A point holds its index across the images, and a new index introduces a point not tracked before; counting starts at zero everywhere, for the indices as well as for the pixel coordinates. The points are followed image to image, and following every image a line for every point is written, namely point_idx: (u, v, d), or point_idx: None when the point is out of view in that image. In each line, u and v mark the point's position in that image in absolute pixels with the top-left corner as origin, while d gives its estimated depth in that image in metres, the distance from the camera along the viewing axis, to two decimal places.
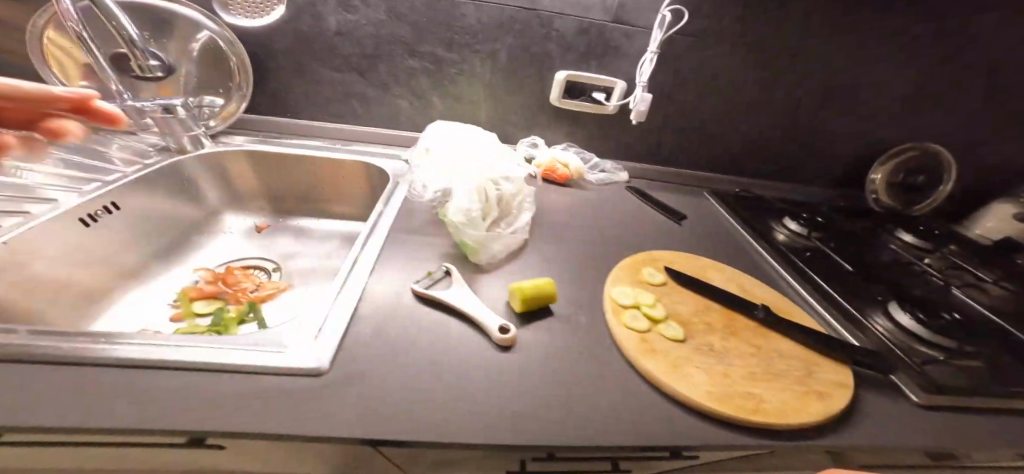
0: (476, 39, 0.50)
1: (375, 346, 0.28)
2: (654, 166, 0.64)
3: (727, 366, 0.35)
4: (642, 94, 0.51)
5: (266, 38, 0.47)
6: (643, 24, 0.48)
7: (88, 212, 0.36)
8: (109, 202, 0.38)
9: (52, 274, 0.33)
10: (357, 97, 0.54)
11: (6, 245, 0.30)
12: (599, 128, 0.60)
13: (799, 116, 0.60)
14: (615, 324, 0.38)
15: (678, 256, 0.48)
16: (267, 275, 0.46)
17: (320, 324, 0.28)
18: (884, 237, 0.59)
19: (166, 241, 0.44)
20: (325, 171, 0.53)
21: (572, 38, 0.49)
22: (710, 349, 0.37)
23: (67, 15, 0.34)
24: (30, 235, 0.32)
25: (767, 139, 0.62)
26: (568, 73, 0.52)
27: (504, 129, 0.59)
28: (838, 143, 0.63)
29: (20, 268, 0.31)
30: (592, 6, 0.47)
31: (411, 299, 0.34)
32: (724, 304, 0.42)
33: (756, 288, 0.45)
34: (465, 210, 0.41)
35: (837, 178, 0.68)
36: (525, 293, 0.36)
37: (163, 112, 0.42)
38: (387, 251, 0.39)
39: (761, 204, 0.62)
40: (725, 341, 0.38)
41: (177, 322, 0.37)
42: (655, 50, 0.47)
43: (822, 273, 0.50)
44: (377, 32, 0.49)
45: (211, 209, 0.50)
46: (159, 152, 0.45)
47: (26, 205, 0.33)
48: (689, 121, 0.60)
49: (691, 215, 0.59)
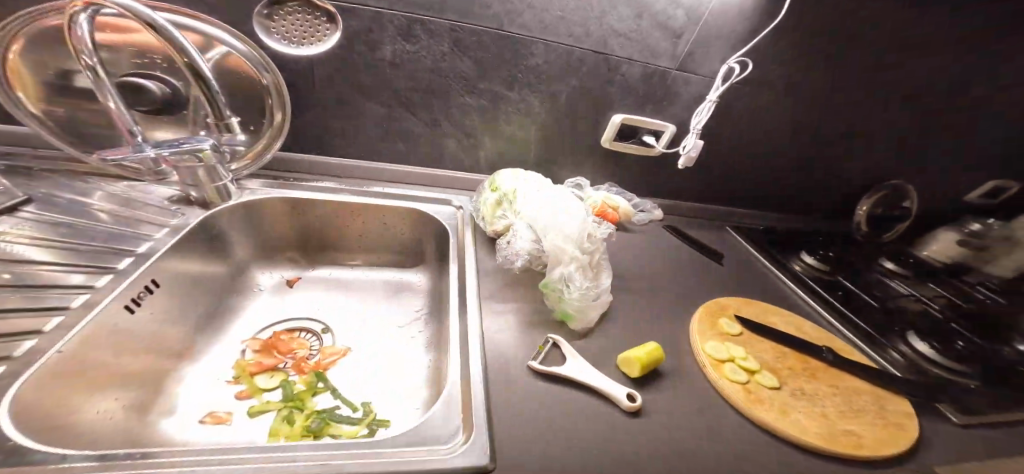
0: (541, 78, 0.47)
1: (514, 427, 0.29)
2: (684, 204, 0.67)
3: (824, 411, 0.37)
4: (694, 141, 0.52)
5: (308, 68, 0.41)
6: (702, 73, 0.50)
7: (133, 297, 0.32)
8: (150, 280, 0.34)
9: (106, 368, 0.30)
10: (402, 133, 0.49)
11: (62, 354, 0.26)
12: (641, 169, 0.61)
13: (814, 160, 0.65)
14: (717, 376, 0.38)
15: (741, 301, 0.50)
16: (318, 339, 0.43)
17: (453, 409, 0.30)
18: (875, 265, 0.68)
19: (202, 307, 0.40)
20: (367, 218, 0.49)
21: (635, 82, 0.49)
22: (803, 395, 0.39)
23: (84, 49, 0.28)
24: (82, 339, 0.28)
25: (781, 179, 0.68)
26: (624, 116, 0.52)
27: (551, 168, 0.57)
28: (839, 183, 0.71)
29: (76, 373, 0.27)
30: (660, 53, 0.47)
31: (529, 376, 0.34)
32: (796, 348, 0.44)
33: (811, 327, 0.48)
34: (566, 277, 0.38)
35: (831, 213, 0.76)
36: (641, 362, 0.36)
37: (196, 162, 0.37)
38: (479, 307, 0.40)
39: (778, 239, 0.68)
40: (812, 384, 0.40)
41: (242, 401, 0.35)
42: (715, 100, 0.49)
43: (850, 306, 0.55)
44: (436, 65, 0.44)
45: (239, 266, 0.46)
46: (184, 206, 0.41)
47: (58, 296, 0.29)
48: (721, 163, 0.63)
49: (729, 255, 0.61)
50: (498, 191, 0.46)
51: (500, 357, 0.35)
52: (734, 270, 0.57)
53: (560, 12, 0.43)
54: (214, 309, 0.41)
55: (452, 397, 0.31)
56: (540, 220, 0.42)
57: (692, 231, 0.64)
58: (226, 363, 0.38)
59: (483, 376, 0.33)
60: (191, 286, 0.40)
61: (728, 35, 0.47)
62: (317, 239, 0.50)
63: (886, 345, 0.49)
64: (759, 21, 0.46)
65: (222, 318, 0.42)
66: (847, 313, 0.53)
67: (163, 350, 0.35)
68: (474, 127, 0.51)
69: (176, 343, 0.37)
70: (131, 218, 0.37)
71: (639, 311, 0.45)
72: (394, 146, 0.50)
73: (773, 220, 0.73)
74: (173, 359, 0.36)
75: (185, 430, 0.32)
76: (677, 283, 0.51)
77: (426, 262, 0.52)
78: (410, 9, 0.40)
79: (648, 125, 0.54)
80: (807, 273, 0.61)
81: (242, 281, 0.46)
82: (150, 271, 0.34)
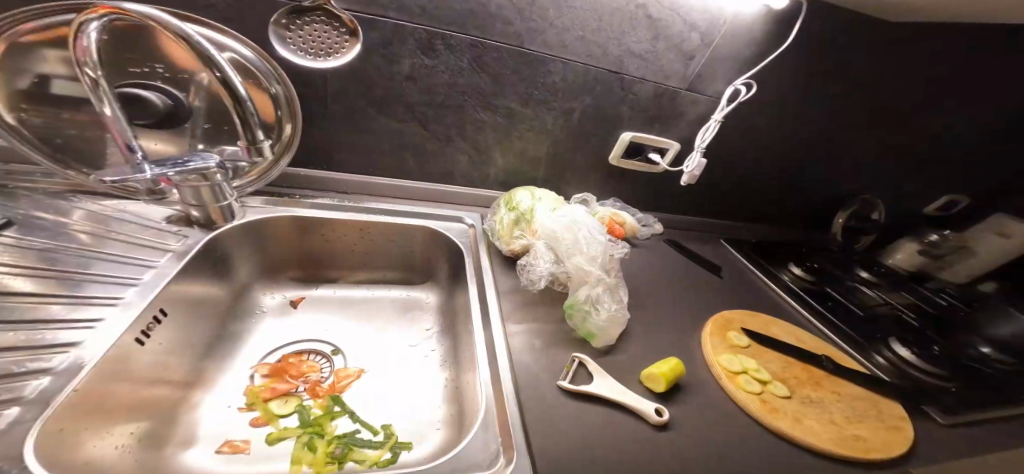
0: (556, 95, 0.48)
1: (557, 451, 0.29)
2: (682, 218, 0.69)
3: (833, 419, 0.39)
4: (699, 159, 0.54)
5: (323, 80, 0.39)
6: (707, 94, 0.52)
7: (141, 329, 0.30)
8: (158, 309, 0.32)
9: (113, 406, 0.27)
10: (414, 148, 0.48)
11: (77, 393, 0.24)
12: (644, 184, 0.63)
13: (798, 177, 0.70)
14: (735, 388, 0.39)
15: (745, 312, 0.52)
16: (329, 363, 0.41)
17: (494, 430, 0.29)
18: (854, 272, 0.72)
19: (204, 333, 0.38)
20: (376, 235, 0.48)
21: (646, 101, 0.51)
22: (812, 403, 0.41)
23: (88, 56, 0.27)
24: (92, 379, 0.26)
25: (770, 195, 0.72)
26: (633, 134, 0.54)
27: (560, 184, 0.58)
28: (818, 198, 0.76)
29: (86, 416, 0.25)
30: (671, 74, 0.49)
31: (560, 396, 0.34)
32: (800, 358, 0.46)
33: (809, 336, 0.51)
34: (593, 297, 0.38)
35: (810, 225, 0.81)
36: (665, 377, 0.36)
37: (201, 180, 0.35)
38: (503, 328, 0.39)
39: (768, 251, 0.71)
40: (818, 392, 0.42)
41: (257, 428, 0.33)
42: (720, 119, 0.51)
43: (839, 313, 0.59)
44: (455, 80, 0.44)
45: (240, 287, 0.43)
46: (187, 227, 0.38)
47: (61, 332, 0.26)
48: (717, 179, 0.66)
49: (726, 266, 0.63)
50: (516, 209, 0.46)
51: (530, 379, 0.35)
52: (733, 282, 0.60)
53: (579, 33, 0.43)
54: (216, 335, 0.39)
55: (491, 419, 0.30)
56: (561, 238, 0.42)
57: (691, 243, 0.66)
58: (236, 391, 0.36)
59: (518, 398, 0.32)
60: (193, 311, 0.37)
61: (734, 59, 0.49)
62: (321, 258, 0.48)
63: (873, 350, 0.53)
64: (762, 48, 0.49)
65: (224, 345, 0.39)
66: (836, 320, 0.57)
67: (161, 385, 0.32)
68: (486, 142, 0.50)
69: (173, 377, 0.33)
70: (128, 241, 0.35)
71: (655, 326, 0.46)
72: (405, 161, 0.49)
73: (762, 233, 0.77)
74: (171, 394, 0.33)
75: (205, 462, 0.30)
76: (685, 297, 0.52)
77: (435, 279, 0.51)
78: (433, 24, 0.39)
79: (655, 142, 0.55)
80: (797, 282, 0.64)
81: (242, 304, 0.43)
82: (158, 299, 0.32)
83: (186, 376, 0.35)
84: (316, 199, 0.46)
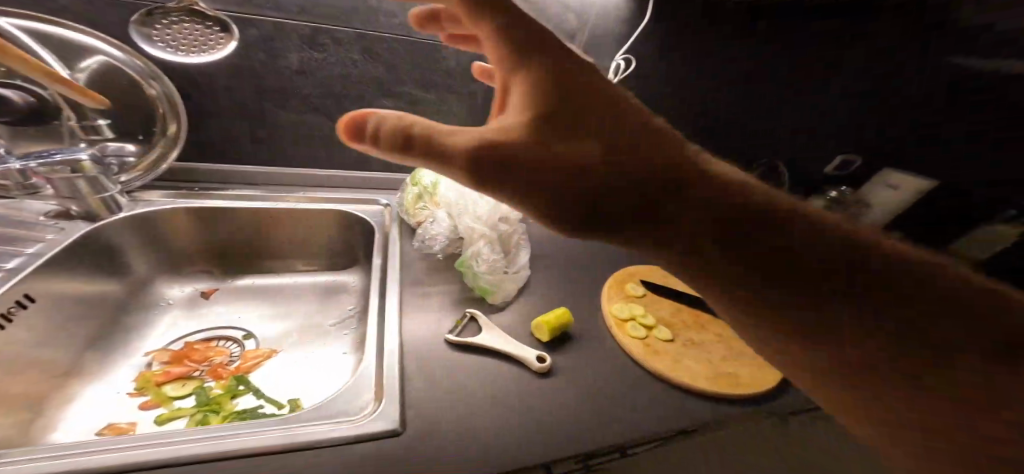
0: (453, 80, 0.51)
1: (432, 401, 0.31)
2: None
3: (710, 355, 0.43)
4: None
5: (207, 75, 0.41)
6: (598, 70, 0.58)
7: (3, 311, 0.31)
8: (23, 295, 0.32)
9: None
10: (320, 137, 0.50)
11: None
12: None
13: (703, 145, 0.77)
14: (622, 335, 0.43)
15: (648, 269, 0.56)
16: (239, 346, 0.42)
17: (372, 385, 0.31)
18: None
19: (92, 326, 0.38)
20: (286, 223, 0.49)
21: None
22: (693, 343, 0.45)
23: None
24: None
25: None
26: None
27: None
28: None
29: None
30: None
31: (448, 349, 0.36)
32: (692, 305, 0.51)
33: None
34: (477, 254, 0.42)
35: None
36: (549, 324, 0.40)
37: (71, 172, 0.36)
38: (403, 300, 0.40)
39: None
40: (703, 333, 0.46)
41: (147, 410, 0.34)
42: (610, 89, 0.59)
43: None
44: (347, 72, 0.46)
45: (138, 280, 0.44)
46: (65, 222, 0.39)
47: None
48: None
49: None
50: (420, 184, 0.49)
51: (420, 336, 0.37)
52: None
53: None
54: (107, 330, 0.39)
55: (368, 379, 0.31)
56: (455, 205, 0.46)
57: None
58: (126, 378, 0.37)
59: (402, 353, 0.34)
60: (78, 305, 0.37)
61: (615, 34, 0.56)
62: (236, 250, 0.49)
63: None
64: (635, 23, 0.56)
65: (117, 338, 0.40)
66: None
67: (41, 375, 0.33)
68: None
69: (57, 368, 0.34)
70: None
71: (558, 283, 0.50)
72: (312, 152, 0.51)
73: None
74: (52, 384, 0.33)
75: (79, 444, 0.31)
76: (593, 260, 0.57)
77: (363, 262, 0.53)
78: (315, 20, 0.42)
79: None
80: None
81: (140, 298, 0.43)
82: (24, 286, 0.32)
83: (70, 367, 0.35)
84: (220, 192, 0.47)
